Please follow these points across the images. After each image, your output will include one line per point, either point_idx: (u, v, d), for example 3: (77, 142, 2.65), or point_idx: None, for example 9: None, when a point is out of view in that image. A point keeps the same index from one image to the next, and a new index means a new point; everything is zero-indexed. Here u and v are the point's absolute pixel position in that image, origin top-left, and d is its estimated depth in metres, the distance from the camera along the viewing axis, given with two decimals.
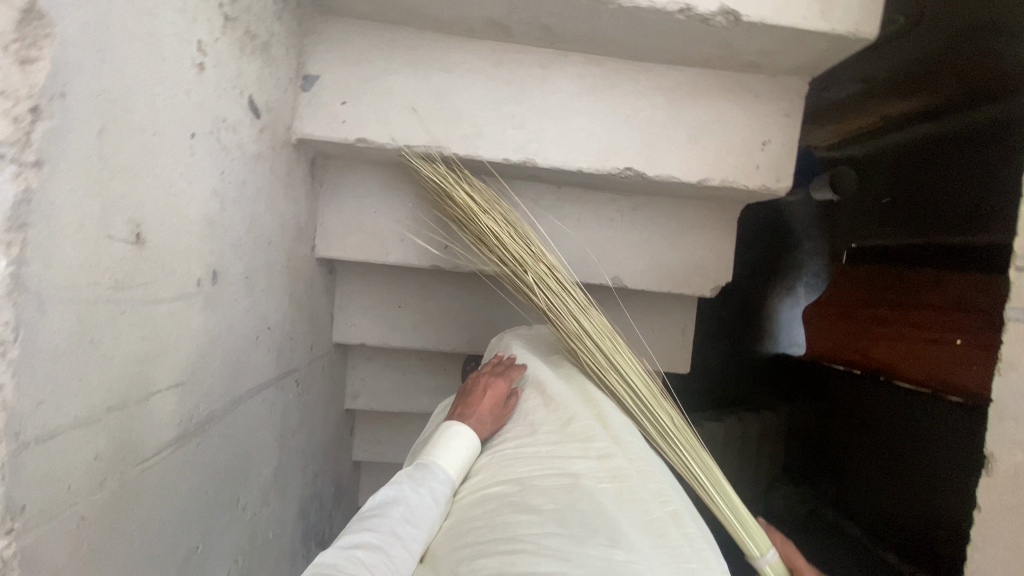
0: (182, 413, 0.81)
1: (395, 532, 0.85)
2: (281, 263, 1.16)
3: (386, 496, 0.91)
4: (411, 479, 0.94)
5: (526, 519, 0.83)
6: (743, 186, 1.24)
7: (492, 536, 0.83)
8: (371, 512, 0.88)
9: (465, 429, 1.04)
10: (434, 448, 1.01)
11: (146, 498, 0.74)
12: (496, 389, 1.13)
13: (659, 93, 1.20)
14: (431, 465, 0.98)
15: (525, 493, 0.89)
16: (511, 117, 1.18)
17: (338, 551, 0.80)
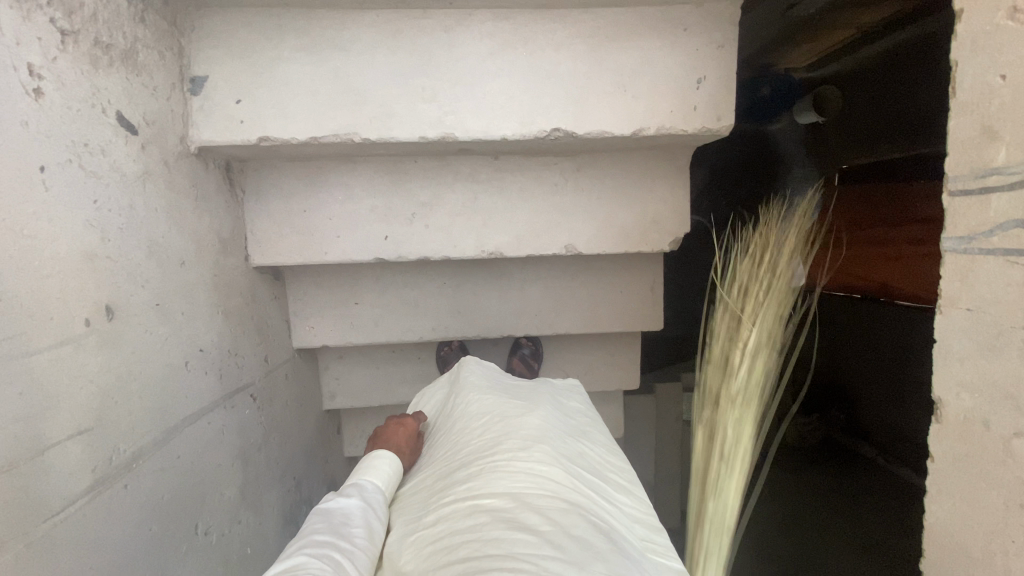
0: (98, 458, 0.77)
1: (340, 528, 0.87)
2: (205, 281, 1.11)
3: (324, 508, 0.93)
4: (347, 493, 0.96)
5: (517, 537, 0.76)
6: (683, 131, 1.15)
7: (479, 552, 0.75)
8: (311, 523, 0.89)
9: (384, 453, 1.11)
10: (363, 471, 1.05)
11: (64, 552, 0.71)
12: (407, 425, 1.23)
13: (578, 41, 1.10)
14: (360, 481, 1.02)
15: (518, 510, 0.82)
16: (422, 91, 1.10)
17: (286, 556, 0.80)
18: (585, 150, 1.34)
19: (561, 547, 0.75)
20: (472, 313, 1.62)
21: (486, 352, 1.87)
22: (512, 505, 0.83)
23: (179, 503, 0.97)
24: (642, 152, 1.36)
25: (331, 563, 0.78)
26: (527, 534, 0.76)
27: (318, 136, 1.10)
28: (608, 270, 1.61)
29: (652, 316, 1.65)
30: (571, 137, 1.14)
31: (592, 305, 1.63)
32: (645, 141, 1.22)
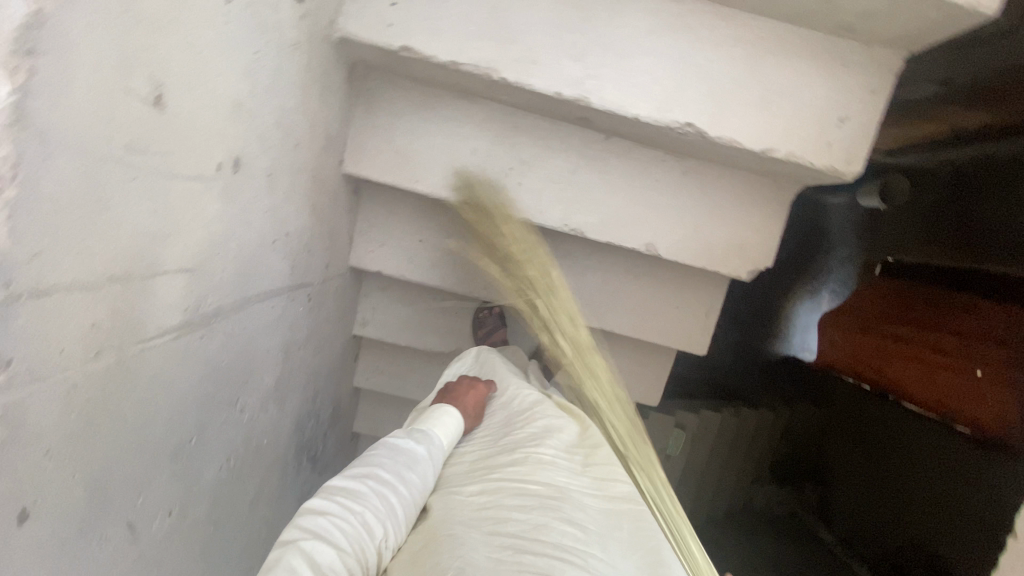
0: (192, 299, 0.77)
1: (402, 473, 0.88)
2: (308, 169, 1.10)
3: (395, 445, 0.93)
4: (412, 440, 0.96)
5: (566, 528, 0.78)
6: (811, 163, 1.14)
7: (529, 533, 0.76)
8: (377, 452, 0.91)
9: (452, 414, 1.06)
10: (427, 420, 1.03)
11: (142, 379, 0.70)
12: (479, 390, 1.16)
13: (739, 44, 1.09)
14: (428, 430, 1.01)
15: (566, 502, 0.83)
16: (571, 48, 1.08)
17: (353, 478, 0.85)
18: (696, 156, 1.33)
19: (604, 548, 0.78)
20: None
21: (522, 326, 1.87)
22: (560, 495, 0.84)
23: (231, 372, 0.96)
24: (749, 174, 1.35)
25: (383, 510, 0.81)
26: (574, 528, 0.79)
27: (457, 61, 1.08)
28: (672, 282, 1.61)
29: (697, 338, 1.64)
30: (700, 137, 1.13)
31: (644, 310, 1.62)
32: (762, 163, 1.21)
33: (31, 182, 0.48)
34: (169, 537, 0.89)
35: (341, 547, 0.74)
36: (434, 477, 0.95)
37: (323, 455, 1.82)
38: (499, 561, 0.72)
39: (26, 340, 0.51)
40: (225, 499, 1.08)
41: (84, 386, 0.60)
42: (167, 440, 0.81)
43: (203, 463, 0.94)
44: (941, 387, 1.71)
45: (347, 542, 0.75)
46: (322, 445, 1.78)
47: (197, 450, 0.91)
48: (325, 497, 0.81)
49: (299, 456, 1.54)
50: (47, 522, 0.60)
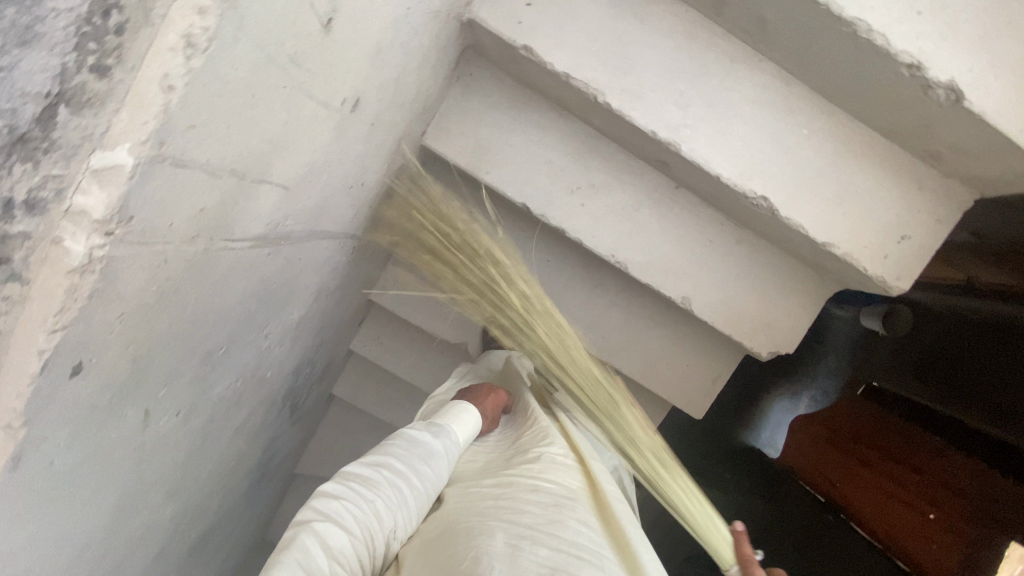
0: (277, 215, 0.78)
1: (415, 467, 0.89)
2: (399, 129, 1.13)
3: (414, 436, 0.94)
4: (432, 433, 0.96)
5: (579, 527, 0.77)
6: (864, 268, 1.18)
7: (544, 527, 0.75)
8: (395, 442, 0.92)
9: (471, 412, 1.05)
10: (448, 416, 1.02)
11: (215, 276, 0.71)
12: (499, 395, 1.16)
13: (831, 140, 1.14)
14: (448, 426, 1.00)
15: (579, 503, 0.83)
16: (677, 95, 1.13)
17: (370, 465, 0.86)
18: (754, 230, 1.37)
19: (616, 552, 0.77)
20: (554, 300, 1.63)
21: None
22: (573, 496, 0.84)
23: (274, 298, 0.96)
24: (797, 261, 1.40)
25: (394, 503, 0.83)
26: (587, 528, 0.78)
27: (570, 74, 1.12)
28: (689, 340, 1.64)
29: (698, 400, 1.67)
30: (770, 213, 1.17)
31: (657, 359, 1.64)
32: (818, 254, 1.25)
33: (216, 59, 0.49)
34: (167, 438, 0.87)
35: (350, 533, 0.77)
36: (450, 470, 0.96)
37: (301, 406, 1.81)
38: (515, 550, 0.70)
39: (152, 205, 0.52)
40: (219, 418, 1.07)
41: (173, 263, 0.60)
42: (205, 342, 0.80)
43: (220, 376, 0.94)
44: (893, 523, 1.73)
45: (356, 530, 0.78)
46: (305, 396, 1.77)
47: (221, 360, 0.90)
48: (342, 482, 0.83)
49: (286, 399, 1.52)
50: (93, 383, 0.59)
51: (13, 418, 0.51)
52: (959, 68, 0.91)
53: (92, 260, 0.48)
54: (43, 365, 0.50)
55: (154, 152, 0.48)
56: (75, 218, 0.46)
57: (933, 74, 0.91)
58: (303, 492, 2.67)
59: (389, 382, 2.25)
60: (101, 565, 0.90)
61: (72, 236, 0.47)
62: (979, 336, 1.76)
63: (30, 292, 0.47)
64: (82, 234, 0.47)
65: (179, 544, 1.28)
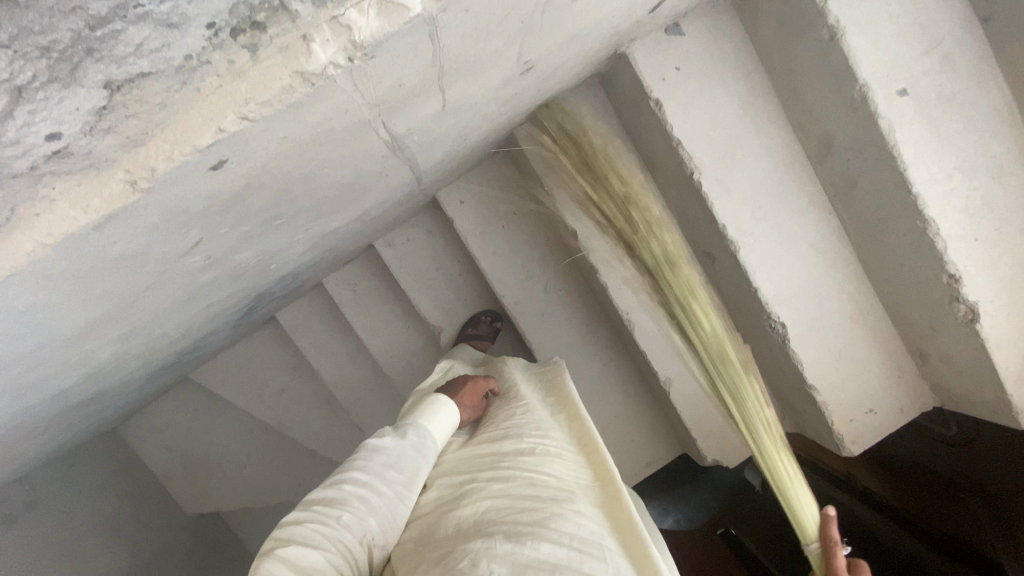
0: (419, 126, 0.77)
1: (382, 473, 0.85)
2: (519, 110, 1.16)
3: (377, 444, 0.90)
4: (395, 438, 0.93)
5: (581, 519, 0.74)
6: (831, 422, 1.31)
7: (547, 523, 0.72)
8: (358, 455, 0.89)
9: (445, 401, 1.06)
10: (419, 416, 1.01)
11: (347, 149, 0.68)
12: (475, 385, 1.16)
13: (852, 304, 1.28)
14: (418, 424, 0.98)
15: (578, 498, 0.80)
16: (755, 207, 1.23)
17: (331, 485, 0.82)
18: (750, 350, 1.48)
19: (621, 543, 0.74)
20: (546, 327, 1.66)
21: (500, 353, 1.88)
22: (571, 490, 0.81)
23: (347, 196, 0.93)
24: (770, 392, 1.52)
25: (364, 515, 0.79)
26: (588, 520, 0.75)
27: (682, 142, 1.19)
28: (643, 419, 1.72)
29: (627, 474, 1.72)
30: (782, 340, 1.27)
31: (608, 421, 1.70)
32: (797, 393, 1.37)
33: None
34: (179, 276, 0.79)
35: (324, 549, 0.73)
36: (436, 459, 0.95)
37: (252, 313, 1.68)
38: (517, 546, 0.68)
39: (389, 57, 0.51)
40: (215, 284, 0.98)
41: (347, 116, 0.58)
42: (282, 203, 0.75)
43: (256, 244, 0.88)
44: None
45: (328, 546, 0.73)
46: (263, 305, 1.65)
47: (272, 229, 0.85)
48: (304, 509, 0.78)
49: (253, 298, 1.41)
50: (209, 186, 0.54)
51: (143, 177, 0.46)
52: (986, 296, 1.06)
53: (323, 73, 0.47)
54: (213, 143, 0.46)
55: (434, 12, 0.48)
56: (338, 29, 0.45)
57: (967, 290, 1.06)
58: (184, 400, 2.43)
59: (337, 330, 2.15)
60: (28, 374, 0.78)
61: (324, 42, 0.45)
62: (860, 544, 1.79)
63: (250, 69, 0.45)
64: (332, 46, 0.46)
65: (77, 391, 1.13)
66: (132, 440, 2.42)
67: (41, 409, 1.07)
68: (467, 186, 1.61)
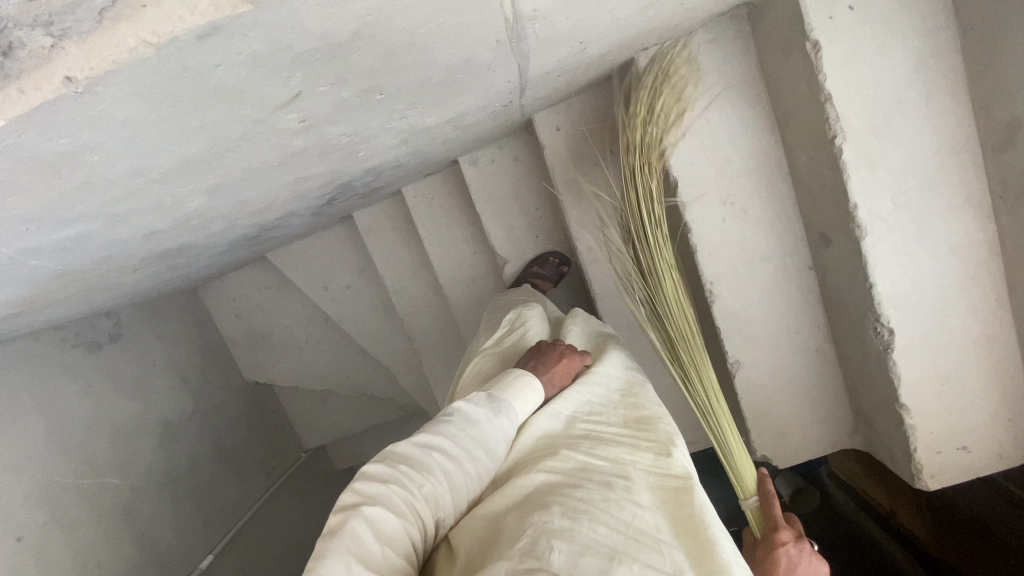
0: (543, 11, 0.69)
1: (468, 449, 0.82)
2: (649, 27, 1.02)
3: (469, 414, 0.87)
4: (487, 412, 0.88)
5: (638, 508, 0.70)
6: (912, 450, 1.17)
7: (601, 506, 0.70)
8: (450, 419, 0.86)
9: (531, 382, 0.97)
10: (508, 391, 0.95)
11: (466, 16, 0.61)
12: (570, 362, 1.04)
13: (980, 326, 1.11)
14: (510, 401, 0.93)
15: (635, 484, 0.76)
16: (897, 192, 1.06)
17: (420, 446, 0.80)
18: (839, 353, 1.33)
19: (681, 537, 0.69)
20: None
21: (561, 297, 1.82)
22: (627, 475, 0.78)
23: (450, 85, 0.87)
24: (848, 403, 1.38)
25: (443, 492, 0.77)
26: (647, 510, 0.71)
27: (832, 99, 1.02)
28: None
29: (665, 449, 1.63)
30: (883, 348, 1.12)
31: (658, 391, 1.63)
32: (882, 409, 1.23)
33: None
34: (273, 134, 0.77)
35: (402, 514, 0.71)
36: (515, 437, 0.91)
37: (331, 204, 1.71)
38: (573, 526, 0.66)
39: None
40: (305, 156, 0.97)
41: None
42: (386, 71, 0.70)
43: (351, 118, 0.84)
44: None
45: (406, 512, 0.72)
46: (343, 198, 1.66)
47: (369, 105, 0.81)
48: (389, 463, 0.77)
49: (336, 187, 1.42)
50: (318, 22, 0.50)
51: None
52: None
53: None
54: None
55: None
56: None
57: None
58: (258, 276, 2.58)
59: (407, 241, 2.17)
60: (123, 201, 0.81)
61: None
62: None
63: None
64: None
65: (166, 237, 1.19)
66: (209, 301, 2.63)
67: (133, 246, 1.14)
68: (568, 114, 1.50)
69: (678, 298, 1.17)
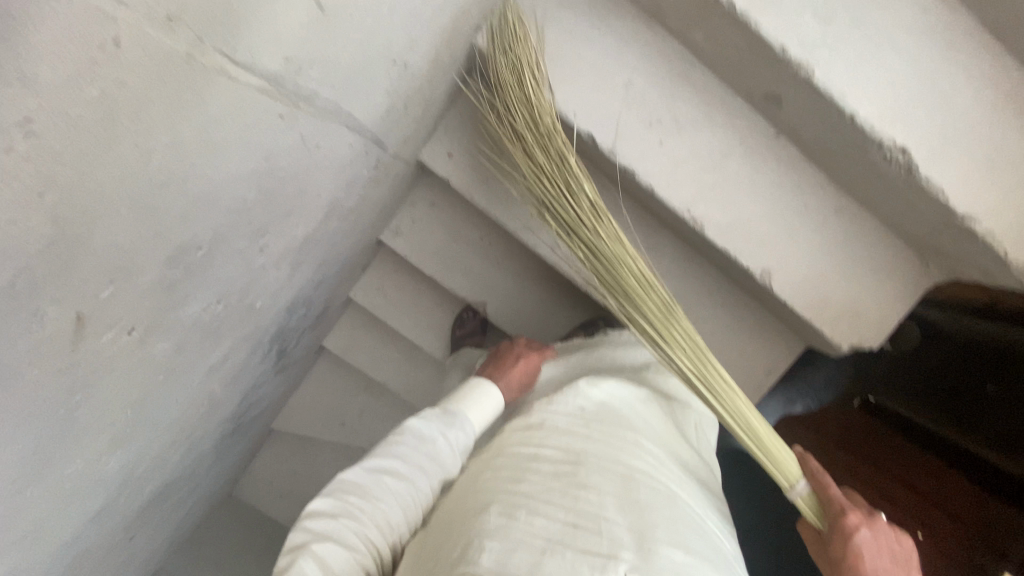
0: (302, 55, 0.53)
1: (420, 468, 0.83)
2: (458, 6, 0.88)
3: (422, 432, 0.87)
4: (439, 426, 0.89)
5: (583, 493, 0.71)
6: (1003, 252, 0.97)
7: (542, 497, 0.71)
8: (401, 439, 0.85)
9: (494, 394, 1.01)
10: (464, 402, 0.97)
11: (201, 117, 0.46)
12: (526, 363, 1.10)
13: (992, 86, 0.91)
14: (464, 414, 0.94)
15: (586, 469, 0.76)
16: (816, 8, 0.88)
17: (371, 471, 0.81)
18: (862, 201, 1.13)
19: (628, 516, 0.70)
20: None
21: (557, 305, 1.65)
22: (578, 458, 0.77)
23: (281, 192, 0.71)
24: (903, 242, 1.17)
25: (394, 514, 0.79)
26: (591, 492, 0.72)
27: None
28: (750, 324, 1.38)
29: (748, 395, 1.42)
30: (905, 171, 0.94)
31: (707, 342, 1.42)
32: (940, 231, 1.04)
33: None
34: (113, 367, 0.61)
35: (353, 547, 0.73)
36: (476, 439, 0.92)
37: (288, 356, 1.55)
38: (510, 523, 0.67)
39: None
40: (190, 352, 0.81)
41: (134, 51, 0.37)
42: (176, 230, 0.54)
43: (196, 291, 0.68)
44: None
45: (356, 543, 0.74)
46: (294, 342, 1.51)
47: (200, 269, 0.65)
48: (340, 495, 0.78)
49: (272, 344, 1.27)
50: None
51: None
52: None
53: None
54: None
55: None
56: None
57: None
58: (278, 450, 2.43)
59: (386, 339, 2.01)
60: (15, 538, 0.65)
61: None
62: None
63: None
64: None
65: (126, 502, 1.03)
66: (250, 500, 2.48)
67: (96, 534, 0.98)
68: (450, 135, 1.34)
69: (643, 274, 0.99)
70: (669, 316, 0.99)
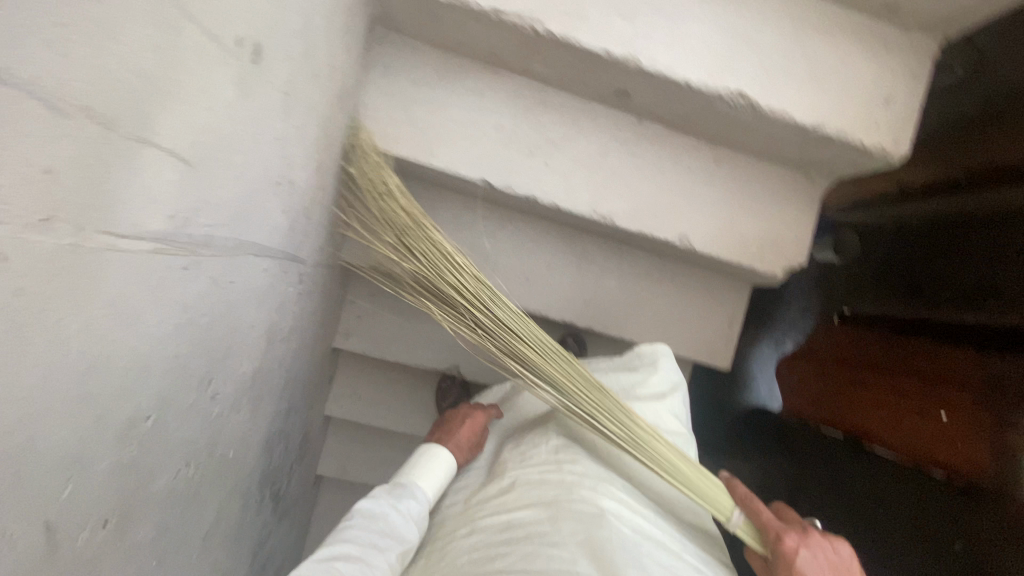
0: (185, 206, 0.58)
1: (375, 544, 0.90)
2: (321, 116, 0.95)
3: (374, 510, 0.95)
4: (391, 501, 0.99)
5: (550, 549, 0.84)
6: (859, 143, 1.10)
7: (516, 561, 0.83)
8: (352, 523, 0.92)
9: (444, 457, 1.11)
10: (416, 472, 1.07)
11: (105, 293, 0.49)
12: (474, 422, 1.20)
13: (787, 18, 1.06)
14: (413, 484, 1.04)
15: (554, 522, 0.89)
16: (621, 9, 1.01)
17: (322, 560, 0.84)
18: (735, 146, 1.25)
19: (590, 556, 0.82)
20: None
21: None
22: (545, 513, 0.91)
23: (214, 335, 0.73)
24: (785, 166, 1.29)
25: None
26: (557, 545, 0.84)
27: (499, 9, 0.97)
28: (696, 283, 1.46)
29: (721, 350, 1.48)
30: (751, 109, 1.07)
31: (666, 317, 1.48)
32: (803, 145, 1.17)
33: None
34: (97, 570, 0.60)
35: None
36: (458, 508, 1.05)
37: (285, 495, 1.51)
38: None
39: None
40: (176, 528, 0.79)
41: (21, 256, 0.39)
42: (116, 409, 0.55)
43: (159, 463, 0.68)
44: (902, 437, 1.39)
45: None
46: (286, 480, 1.47)
47: (155, 438, 0.65)
48: None
49: (263, 488, 1.24)
50: None
51: None
52: None
53: None
54: None
55: None
56: None
57: None
58: None
59: (379, 440, 1.97)
60: None
61: None
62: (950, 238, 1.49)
63: None
64: None
65: None
66: None
67: None
68: None
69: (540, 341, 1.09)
70: (568, 372, 1.08)
